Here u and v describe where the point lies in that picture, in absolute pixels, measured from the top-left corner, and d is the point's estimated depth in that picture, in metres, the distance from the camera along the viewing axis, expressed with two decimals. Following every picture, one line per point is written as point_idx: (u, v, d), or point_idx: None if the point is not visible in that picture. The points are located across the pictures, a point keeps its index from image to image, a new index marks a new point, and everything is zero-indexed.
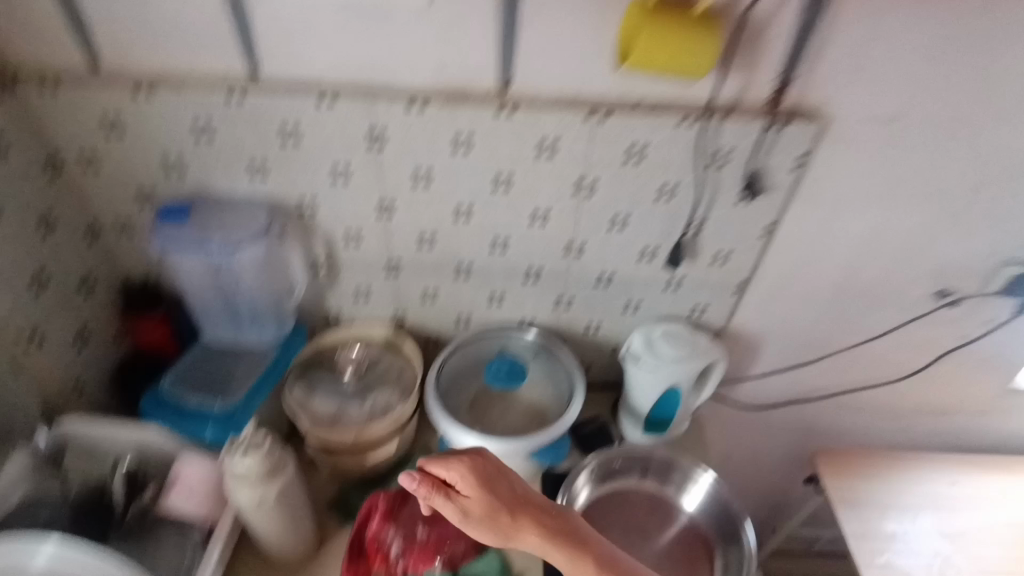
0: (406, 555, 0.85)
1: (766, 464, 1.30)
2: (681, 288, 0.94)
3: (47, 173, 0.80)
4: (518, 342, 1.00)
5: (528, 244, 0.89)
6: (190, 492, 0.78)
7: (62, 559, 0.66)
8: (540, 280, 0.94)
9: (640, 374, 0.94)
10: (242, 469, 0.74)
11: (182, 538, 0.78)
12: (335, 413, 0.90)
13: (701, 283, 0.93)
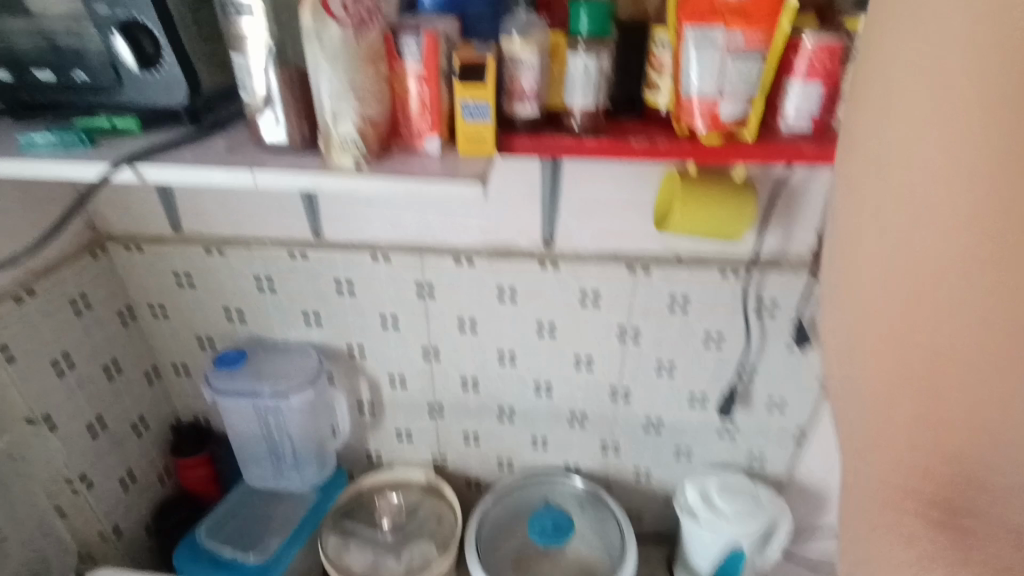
0: None
1: None
2: (737, 436, 0.90)
3: (120, 325, 0.86)
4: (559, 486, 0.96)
5: (571, 388, 0.89)
6: None
7: None
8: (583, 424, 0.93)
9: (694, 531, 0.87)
10: None
11: None
12: (368, 564, 0.87)
13: (752, 434, 0.90)
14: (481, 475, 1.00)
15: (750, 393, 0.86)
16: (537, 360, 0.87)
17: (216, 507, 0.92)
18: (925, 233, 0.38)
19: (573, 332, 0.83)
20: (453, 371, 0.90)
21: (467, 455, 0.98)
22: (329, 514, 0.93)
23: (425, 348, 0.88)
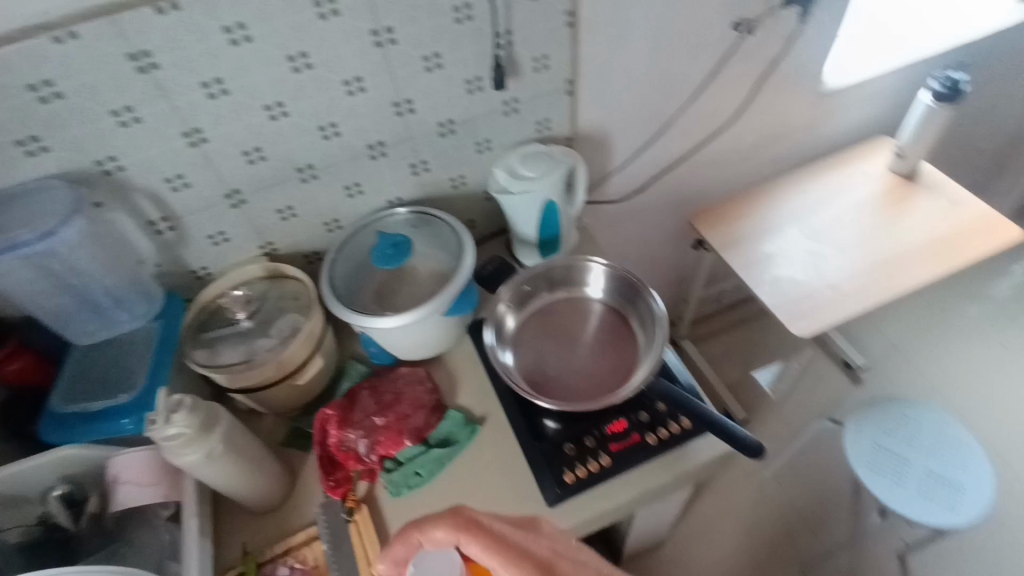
0: (375, 448, 0.88)
1: (650, 239, 1.45)
2: (520, 109, 0.99)
3: None
4: (390, 217, 1.01)
5: (356, 119, 0.89)
6: (141, 484, 0.78)
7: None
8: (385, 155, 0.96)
9: (514, 200, 0.99)
10: (175, 435, 0.71)
11: (154, 523, 0.80)
12: (246, 355, 0.89)
13: (531, 100, 0.98)
14: (317, 242, 1.02)
15: (517, 59, 0.91)
16: (310, 100, 0.84)
17: (57, 379, 0.86)
18: None
19: (328, 52, 0.80)
20: (234, 147, 0.85)
21: (294, 229, 0.99)
22: (182, 334, 0.91)
23: (187, 130, 0.80)
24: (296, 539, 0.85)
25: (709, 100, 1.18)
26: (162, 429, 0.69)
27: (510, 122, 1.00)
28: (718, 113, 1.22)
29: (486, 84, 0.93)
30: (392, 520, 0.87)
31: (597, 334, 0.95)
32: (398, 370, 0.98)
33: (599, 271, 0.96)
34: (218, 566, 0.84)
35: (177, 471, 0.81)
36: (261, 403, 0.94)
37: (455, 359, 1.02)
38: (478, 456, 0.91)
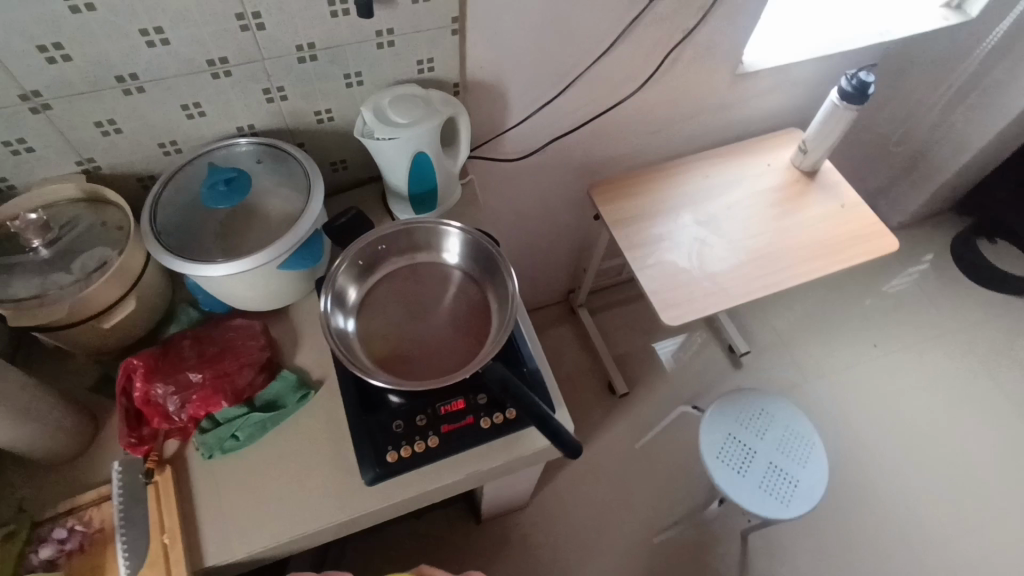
0: (185, 405, 0.80)
1: (549, 202, 1.39)
2: (397, 43, 0.87)
3: None
4: (235, 148, 0.88)
5: (188, 26, 0.75)
6: None
7: None
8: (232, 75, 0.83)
9: (379, 147, 0.88)
10: None
11: None
12: (36, 290, 0.76)
13: (410, 35, 0.87)
14: (149, 166, 0.89)
15: None
16: None
17: None
18: None
19: None
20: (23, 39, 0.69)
21: (118, 147, 0.85)
22: None
23: None
24: (84, 500, 0.76)
25: (618, 63, 1.10)
26: None
27: (385, 56, 0.88)
28: (626, 79, 1.14)
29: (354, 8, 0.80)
30: (200, 485, 0.80)
31: (449, 301, 0.89)
32: (231, 321, 0.89)
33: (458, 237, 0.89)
34: None
35: None
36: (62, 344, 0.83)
37: (302, 313, 0.94)
38: (306, 423, 0.85)
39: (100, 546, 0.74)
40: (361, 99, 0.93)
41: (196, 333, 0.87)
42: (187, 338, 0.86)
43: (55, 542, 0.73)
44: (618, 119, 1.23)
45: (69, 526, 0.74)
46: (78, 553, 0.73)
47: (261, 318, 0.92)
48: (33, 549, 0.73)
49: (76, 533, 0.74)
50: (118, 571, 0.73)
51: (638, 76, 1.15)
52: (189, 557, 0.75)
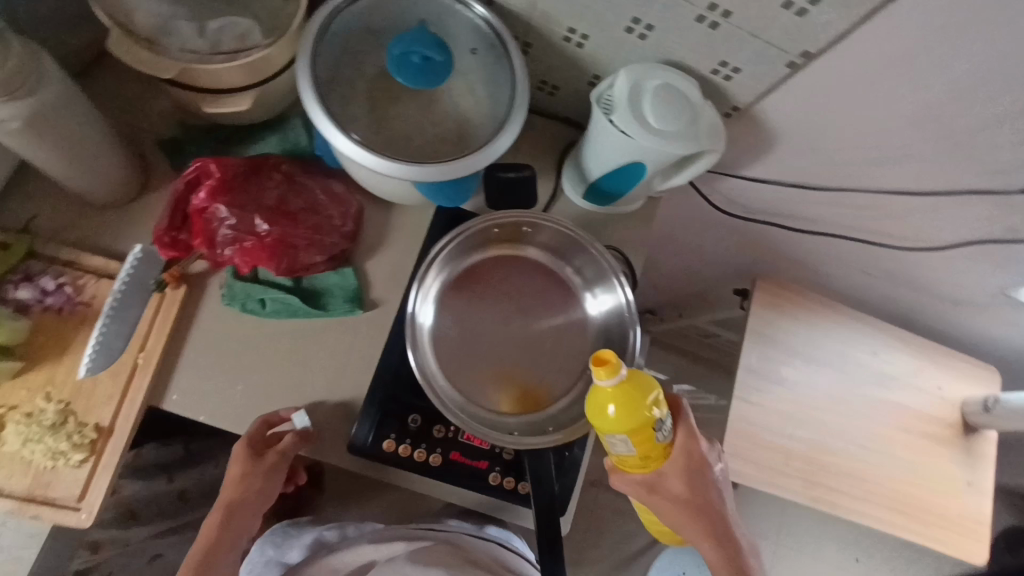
0: (234, 248, 0.68)
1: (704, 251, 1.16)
2: (721, 30, 0.63)
3: None
4: (462, 16, 0.68)
5: None
6: None
7: None
8: None
9: (604, 132, 0.68)
10: None
11: None
12: (156, 21, 0.60)
13: (751, 40, 0.63)
14: None
15: None
16: None
17: None
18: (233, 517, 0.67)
19: None
20: None
21: None
22: None
23: None
24: (84, 274, 0.67)
25: (908, 203, 0.84)
26: None
27: (688, 32, 0.64)
28: (898, 220, 0.88)
29: None
30: (204, 327, 0.71)
31: (550, 332, 0.74)
32: (330, 182, 0.74)
33: (607, 285, 0.73)
34: None
35: None
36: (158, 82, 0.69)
37: (403, 223, 0.78)
38: (331, 337, 0.74)
39: (76, 321, 0.66)
40: (628, 51, 0.70)
41: (294, 167, 0.73)
42: (280, 166, 0.72)
43: (37, 287, 0.65)
44: (847, 243, 0.97)
45: (59, 279, 0.66)
46: (54, 313, 0.66)
47: (361, 196, 0.77)
48: (11, 285, 0.65)
49: (64, 294, 0.66)
50: (80, 359, 0.65)
51: (913, 226, 0.89)
52: (154, 388, 0.68)
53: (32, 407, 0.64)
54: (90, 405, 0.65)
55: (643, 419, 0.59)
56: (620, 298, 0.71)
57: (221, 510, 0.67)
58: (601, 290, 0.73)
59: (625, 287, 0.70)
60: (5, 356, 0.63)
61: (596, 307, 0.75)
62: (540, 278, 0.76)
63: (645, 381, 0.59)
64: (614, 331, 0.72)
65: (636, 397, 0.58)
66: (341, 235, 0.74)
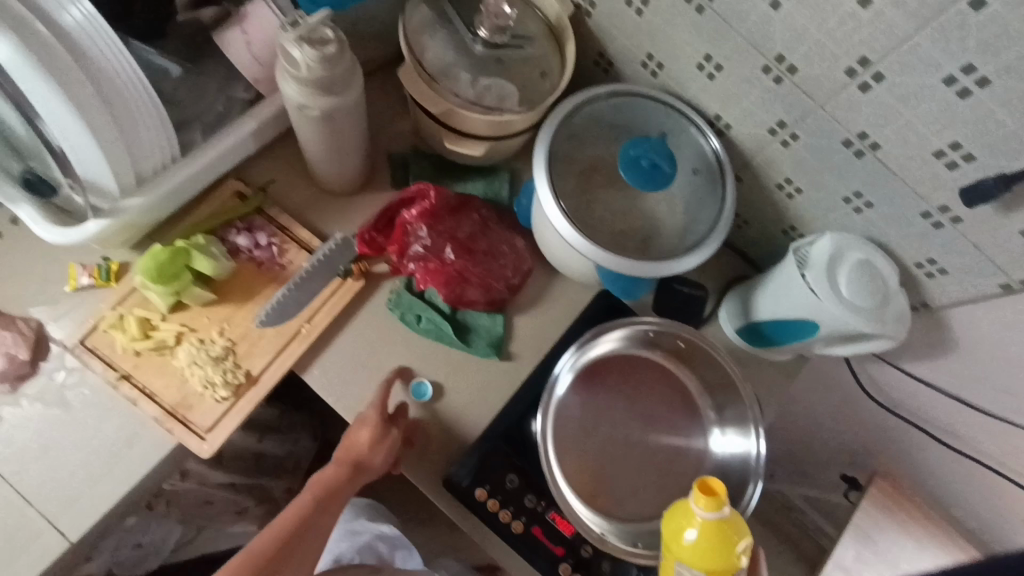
0: (419, 265, 0.75)
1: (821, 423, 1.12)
2: (943, 232, 0.64)
3: None
4: (694, 139, 0.74)
5: (808, 18, 0.56)
6: (252, 49, 0.64)
7: (98, 34, 0.54)
8: (766, 88, 0.65)
9: (791, 283, 0.70)
10: (294, 60, 0.56)
11: (227, 94, 0.67)
12: (441, 64, 0.70)
13: (972, 251, 0.63)
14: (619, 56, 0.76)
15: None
16: None
17: None
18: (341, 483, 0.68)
19: None
20: None
21: (616, 24, 0.73)
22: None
23: None
24: (290, 241, 0.76)
25: None
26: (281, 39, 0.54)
27: (906, 221, 0.66)
28: None
29: (950, 156, 0.57)
30: (362, 322, 0.77)
31: (666, 451, 0.74)
32: (514, 237, 0.80)
33: (740, 428, 0.72)
34: (237, 171, 0.77)
35: None
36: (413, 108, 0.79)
37: (563, 294, 0.82)
38: (464, 372, 0.78)
39: (268, 277, 0.74)
40: (835, 217, 0.72)
41: (490, 214, 0.80)
42: (481, 209, 0.79)
43: (252, 239, 0.74)
44: (989, 477, 0.90)
45: (271, 238, 0.75)
46: (254, 265, 0.74)
47: (535, 257, 0.82)
48: (234, 230, 0.74)
49: (270, 252, 0.74)
50: (259, 310, 0.72)
51: None
52: (303, 357, 0.74)
53: (205, 335, 0.71)
54: (249, 352, 0.71)
55: (726, 564, 0.56)
56: (751, 449, 0.69)
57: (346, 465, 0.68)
58: (733, 432, 0.72)
59: (762, 439, 0.68)
60: (205, 286, 0.71)
61: (720, 448, 0.73)
62: (673, 394, 0.76)
63: (741, 525, 0.57)
64: (731, 476, 0.70)
65: (729, 539, 0.55)
66: (507, 286, 0.79)
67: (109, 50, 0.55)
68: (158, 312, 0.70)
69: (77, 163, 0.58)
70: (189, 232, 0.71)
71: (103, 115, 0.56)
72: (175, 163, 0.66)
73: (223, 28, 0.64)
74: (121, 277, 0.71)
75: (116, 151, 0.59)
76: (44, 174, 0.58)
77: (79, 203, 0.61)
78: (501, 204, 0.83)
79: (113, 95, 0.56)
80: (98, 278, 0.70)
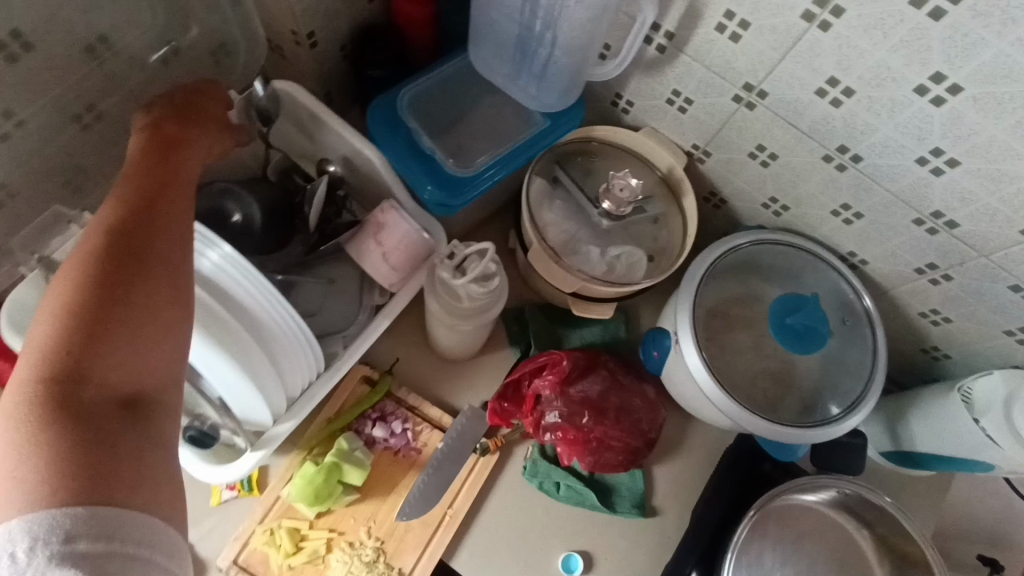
0: (558, 435, 0.73)
1: None
2: None
3: None
4: (835, 283, 0.72)
5: (976, 180, 0.55)
6: (387, 258, 0.63)
7: (233, 271, 0.53)
8: (917, 237, 0.64)
9: (963, 427, 0.68)
10: (453, 291, 0.55)
11: (361, 301, 0.67)
12: (566, 241, 0.70)
13: None
14: (737, 199, 0.75)
15: None
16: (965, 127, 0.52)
17: (428, 72, 0.68)
18: (109, 328, 0.39)
19: None
20: (816, 76, 0.56)
21: (734, 175, 0.72)
22: (544, 157, 0.72)
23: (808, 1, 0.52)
24: (421, 422, 0.74)
25: None
26: (447, 278, 0.54)
27: None
28: None
29: None
30: (501, 497, 0.75)
31: None
32: (643, 386, 0.77)
33: None
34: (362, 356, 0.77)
35: (419, 268, 0.66)
36: (526, 267, 0.79)
37: (699, 437, 0.80)
38: (611, 537, 0.75)
39: (407, 465, 0.72)
40: (991, 344, 0.70)
41: (617, 366, 0.77)
42: (608, 363, 0.77)
43: (387, 428, 0.72)
44: None
45: (405, 423, 0.73)
46: (391, 453, 0.72)
47: (665, 403, 0.80)
48: (368, 422, 0.72)
49: (405, 438, 0.72)
50: (401, 502, 0.70)
51: None
52: (449, 544, 0.71)
53: (355, 539, 0.69)
54: (399, 548, 0.69)
55: None
56: None
57: (104, 365, 0.38)
58: None
59: None
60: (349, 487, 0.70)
61: None
62: (841, 549, 0.72)
63: None
64: None
65: None
66: (646, 443, 0.76)
67: (250, 286, 0.53)
68: (306, 519, 0.69)
69: (236, 403, 0.57)
70: (328, 431, 0.71)
71: (253, 351, 0.54)
72: (319, 376, 0.64)
73: (359, 237, 0.64)
74: (263, 483, 0.70)
75: (268, 383, 0.58)
76: (202, 425, 0.59)
77: (238, 441, 0.62)
78: (622, 349, 0.81)
79: (259, 328, 0.55)
80: (243, 489, 0.69)
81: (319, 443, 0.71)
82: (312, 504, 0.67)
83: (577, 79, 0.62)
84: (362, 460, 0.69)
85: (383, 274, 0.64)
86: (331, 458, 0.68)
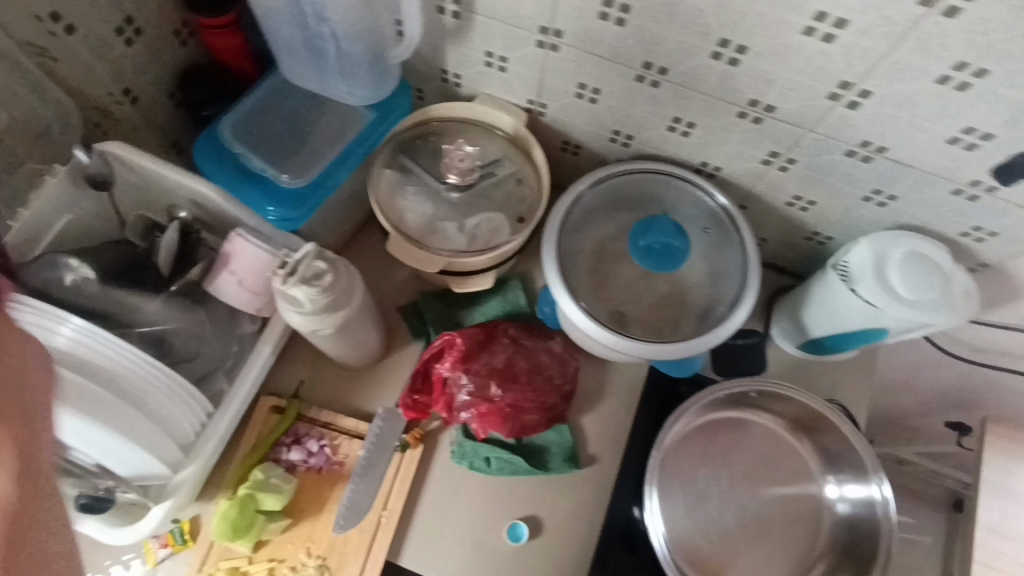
0: (471, 412, 0.73)
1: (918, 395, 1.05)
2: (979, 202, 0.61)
3: (126, 46, 0.67)
4: (695, 195, 0.73)
5: (768, 59, 0.56)
6: (244, 284, 0.64)
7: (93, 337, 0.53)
8: (746, 129, 0.65)
9: (847, 300, 0.68)
10: (296, 301, 0.56)
11: (235, 331, 0.70)
12: (424, 223, 0.71)
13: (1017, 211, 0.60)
14: (586, 141, 0.76)
15: None
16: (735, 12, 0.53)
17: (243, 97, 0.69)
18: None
19: None
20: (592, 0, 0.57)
21: (572, 118, 0.73)
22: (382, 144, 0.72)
23: None
24: (338, 435, 0.74)
25: None
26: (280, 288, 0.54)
27: (928, 202, 0.64)
28: None
29: (951, 133, 0.56)
30: (435, 486, 0.75)
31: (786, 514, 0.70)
32: (548, 343, 0.78)
33: (856, 472, 0.68)
34: (268, 387, 0.77)
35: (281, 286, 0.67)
36: None
37: (617, 378, 0.80)
38: (552, 496, 0.75)
39: (332, 479, 0.72)
40: (858, 215, 0.70)
41: (518, 331, 0.78)
42: (507, 331, 0.78)
43: (303, 449, 0.72)
44: None
45: (321, 440, 0.73)
46: (314, 472, 0.72)
47: (576, 354, 0.81)
48: (284, 447, 0.73)
49: (323, 455, 0.73)
50: (333, 516, 0.70)
51: None
52: (392, 544, 0.72)
53: (296, 563, 0.69)
54: (341, 561, 0.69)
55: None
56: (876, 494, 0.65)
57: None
58: (851, 477, 0.68)
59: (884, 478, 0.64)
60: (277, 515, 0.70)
61: (841, 497, 0.69)
62: (770, 449, 0.73)
63: None
64: (863, 523, 0.67)
65: None
66: (563, 397, 0.77)
67: (113, 351, 0.54)
68: (243, 557, 0.69)
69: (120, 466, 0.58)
70: (245, 466, 0.71)
71: (131, 418, 0.55)
72: (211, 417, 0.64)
73: (212, 274, 0.64)
74: (195, 533, 0.70)
75: (151, 437, 0.58)
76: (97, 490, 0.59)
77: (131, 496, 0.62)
78: (523, 314, 0.81)
79: (129, 389, 0.55)
80: (175, 543, 0.69)
81: (239, 480, 0.71)
82: (238, 538, 0.67)
83: (383, 61, 0.63)
84: (281, 486, 0.69)
85: (246, 300, 0.66)
86: (247, 491, 0.68)
